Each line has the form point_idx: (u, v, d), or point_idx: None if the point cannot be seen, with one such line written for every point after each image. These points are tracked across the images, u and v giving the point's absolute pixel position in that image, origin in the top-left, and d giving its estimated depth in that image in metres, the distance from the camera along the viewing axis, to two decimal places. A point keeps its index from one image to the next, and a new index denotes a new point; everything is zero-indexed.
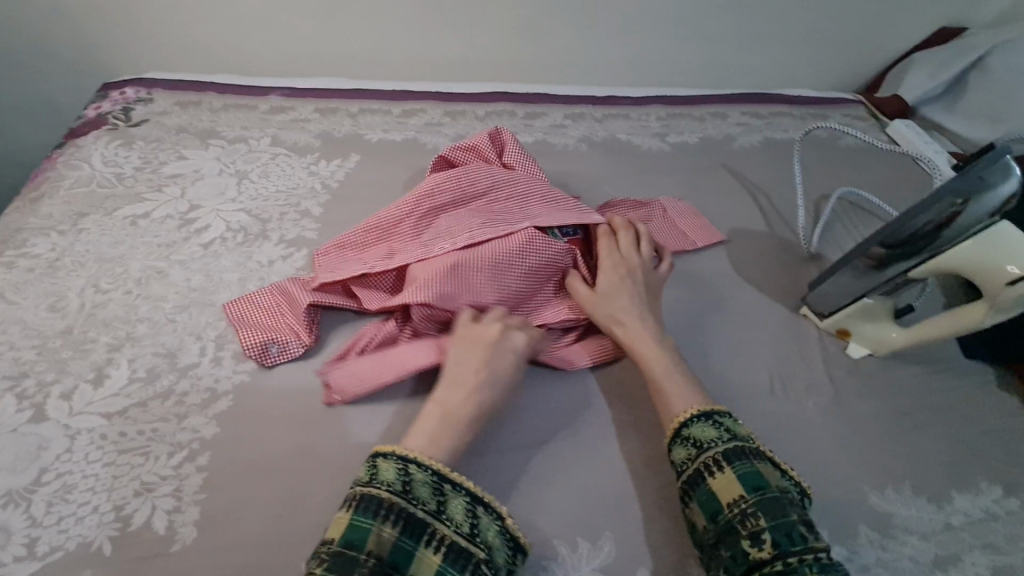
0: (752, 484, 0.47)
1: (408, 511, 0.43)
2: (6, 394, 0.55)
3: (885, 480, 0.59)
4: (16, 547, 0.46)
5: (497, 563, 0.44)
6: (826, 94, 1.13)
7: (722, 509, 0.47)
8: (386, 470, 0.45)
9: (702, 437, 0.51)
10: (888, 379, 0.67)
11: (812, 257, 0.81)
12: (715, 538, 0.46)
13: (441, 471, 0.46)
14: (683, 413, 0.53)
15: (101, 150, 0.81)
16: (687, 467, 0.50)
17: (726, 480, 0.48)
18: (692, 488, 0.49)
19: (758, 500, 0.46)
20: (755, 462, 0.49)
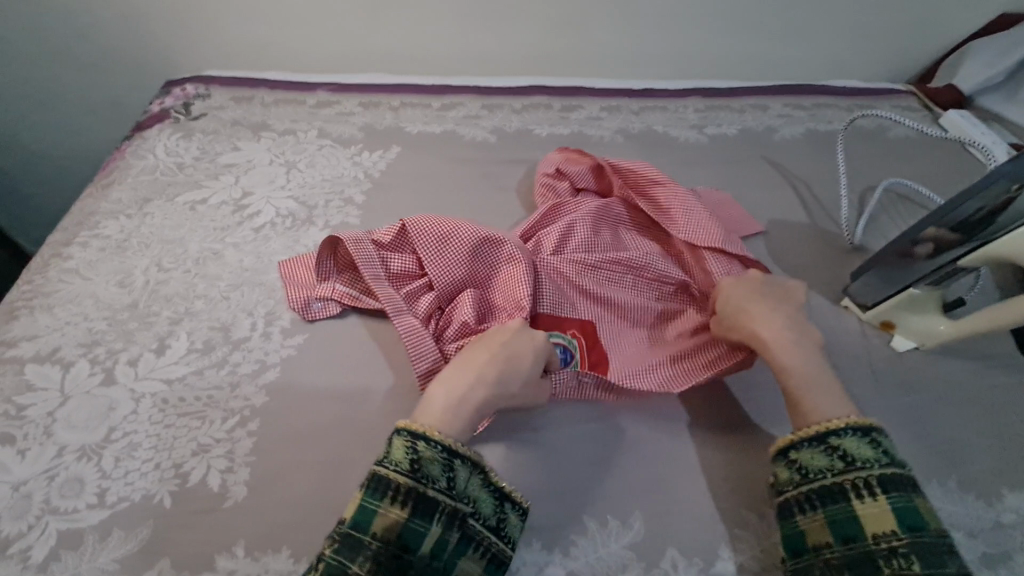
0: (907, 523, 0.46)
1: (416, 492, 0.46)
2: (81, 359, 0.59)
3: (929, 475, 0.57)
4: (89, 496, 0.50)
5: (483, 513, 0.48)
6: (874, 85, 1.09)
7: (863, 535, 0.46)
8: (431, 463, 0.47)
9: (858, 456, 0.49)
10: (935, 373, 0.65)
11: (855, 250, 0.79)
12: (845, 559, 0.46)
13: (448, 447, 0.48)
14: (840, 421, 0.51)
15: (164, 141, 0.87)
16: (824, 479, 0.49)
17: (878, 510, 0.47)
18: (828, 502, 0.48)
19: (912, 541, 0.45)
20: (913, 498, 0.47)
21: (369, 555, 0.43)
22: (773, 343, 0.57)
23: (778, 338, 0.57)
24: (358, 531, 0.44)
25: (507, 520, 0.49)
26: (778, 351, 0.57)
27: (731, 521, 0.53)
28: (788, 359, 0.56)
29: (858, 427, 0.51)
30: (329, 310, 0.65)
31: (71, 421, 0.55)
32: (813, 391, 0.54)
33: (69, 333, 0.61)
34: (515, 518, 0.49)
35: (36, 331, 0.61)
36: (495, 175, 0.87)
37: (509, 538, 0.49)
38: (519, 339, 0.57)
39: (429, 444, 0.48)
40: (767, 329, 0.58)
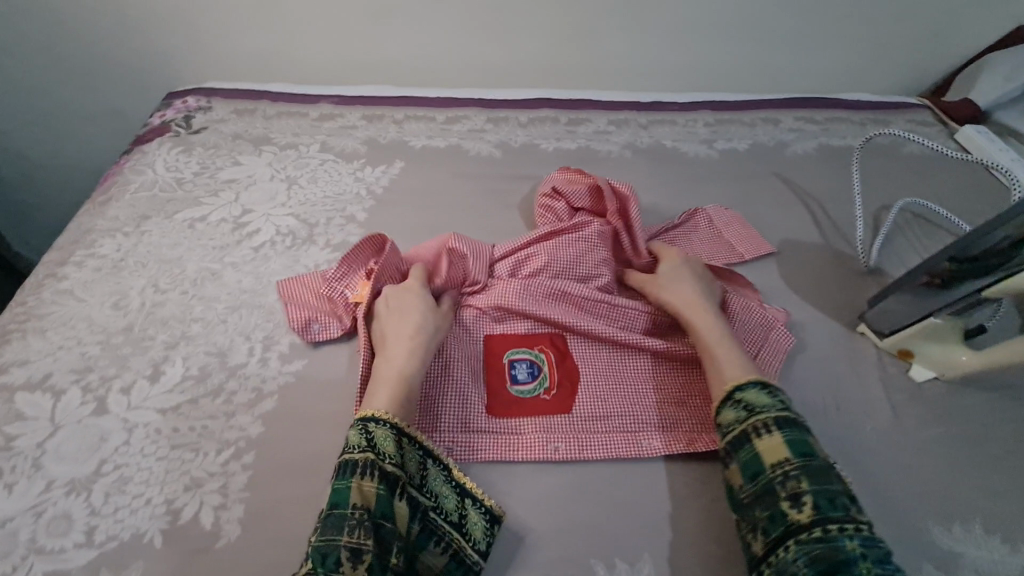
0: (800, 450, 0.48)
1: (378, 466, 0.48)
2: (72, 387, 0.58)
3: (952, 516, 0.54)
4: (77, 534, 0.48)
5: (446, 509, 0.50)
6: (887, 98, 1.07)
7: (764, 469, 0.48)
8: (385, 440, 0.50)
9: (756, 402, 0.52)
10: (955, 405, 0.62)
11: (870, 272, 0.77)
12: (752, 498, 0.48)
13: (401, 427, 0.51)
14: (737, 379, 0.55)
15: (164, 156, 0.85)
16: (733, 429, 0.52)
17: (773, 443, 0.49)
18: (735, 449, 0.51)
19: (802, 465, 0.47)
20: (804, 434, 0.50)
21: (353, 524, 0.45)
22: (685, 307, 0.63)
23: (690, 301, 0.63)
24: (335, 510, 0.45)
25: (468, 517, 0.50)
26: (703, 327, 0.61)
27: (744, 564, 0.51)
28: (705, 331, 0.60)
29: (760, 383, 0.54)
30: (329, 333, 0.63)
31: (60, 453, 0.53)
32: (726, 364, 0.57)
33: (61, 358, 0.60)
34: (476, 515, 0.50)
35: (28, 356, 0.60)
36: (500, 191, 0.85)
37: (470, 535, 0.49)
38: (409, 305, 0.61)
39: (379, 424, 0.50)
40: (678, 297, 0.64)
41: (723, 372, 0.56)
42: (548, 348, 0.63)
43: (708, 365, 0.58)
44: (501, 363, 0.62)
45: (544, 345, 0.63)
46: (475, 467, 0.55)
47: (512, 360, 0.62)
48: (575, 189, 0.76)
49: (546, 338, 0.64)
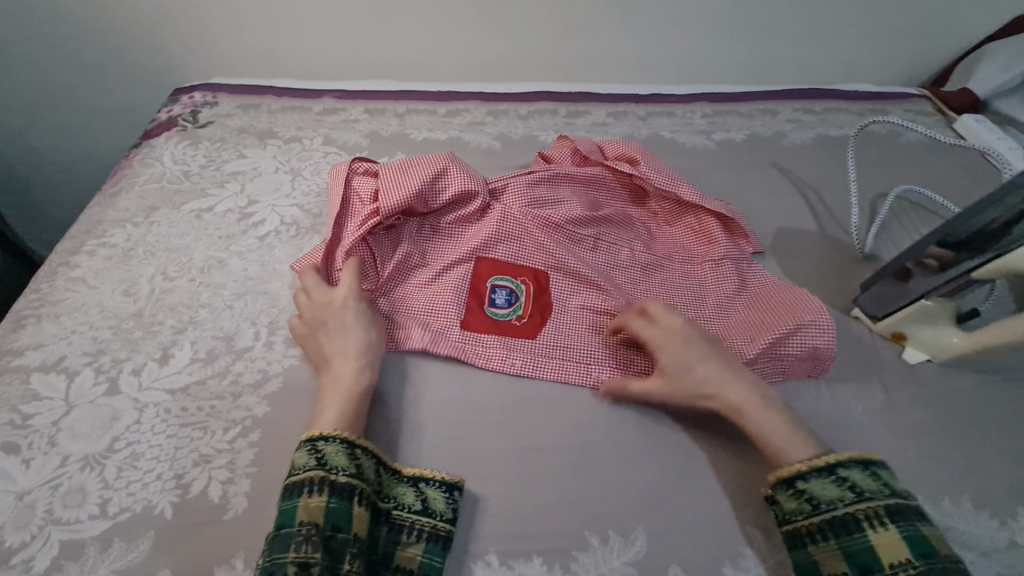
0: (920, 549, 0.44)
1: (330, 480, 0.47)
2: (85, 369, 0.60)
3: (942, 492, 0.55)
4: (91, 506, 0.50)
5: (405, 503, 0.51)
6: (886, 89, 1.08)
7: (877, 566, 0.44)
8: (335, 455, 0.48)
9: (865, 487, 0.47)
10: (948, 387, 0.63)
11: (865, 259, 0.78)
12: None
13: (349, 438, 0.50)
14: (799, 464, 0.50)
15: (172, 149, 0.87)
16: (836, 509, 0.47)
17: (888, 538, 0.45)
18: (837, 532, 0.46)
19: (925, 568, 0.43)
20: (921, 526, 0.45)
21: (302, 540, 0.43)
22: (736, 405, 0.55)
23: (738, 398, 0.55)
24: (282, 531, 0.44)
25: (428, 497, 0.51)
26: (735, 410, 0.55)
27: (734, 539, 0.52)
28: (746, 411, 0.54)
29: (859, 460, 0.49)
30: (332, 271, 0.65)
31: (74, 431, 0.55)
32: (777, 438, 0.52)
33: (75, 341, 0.62)
34: (434, 492, 0.51)
35: (43, 340, 0.62)
36: None
37: (435, 511, 0.50)
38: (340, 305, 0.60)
39: (330, 439, 0.49)
40: (726, 391, 0.55)
41: (783, 452, 0.52)
42: (530, 279, 0.67)
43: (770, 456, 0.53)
44: (483, 286, 0.66)
45: (527, 276, 0.67)
46: (476, 444, 0.57)
47: (494, 285, 0.66)
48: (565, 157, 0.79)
49: (531, 270, 0.67)
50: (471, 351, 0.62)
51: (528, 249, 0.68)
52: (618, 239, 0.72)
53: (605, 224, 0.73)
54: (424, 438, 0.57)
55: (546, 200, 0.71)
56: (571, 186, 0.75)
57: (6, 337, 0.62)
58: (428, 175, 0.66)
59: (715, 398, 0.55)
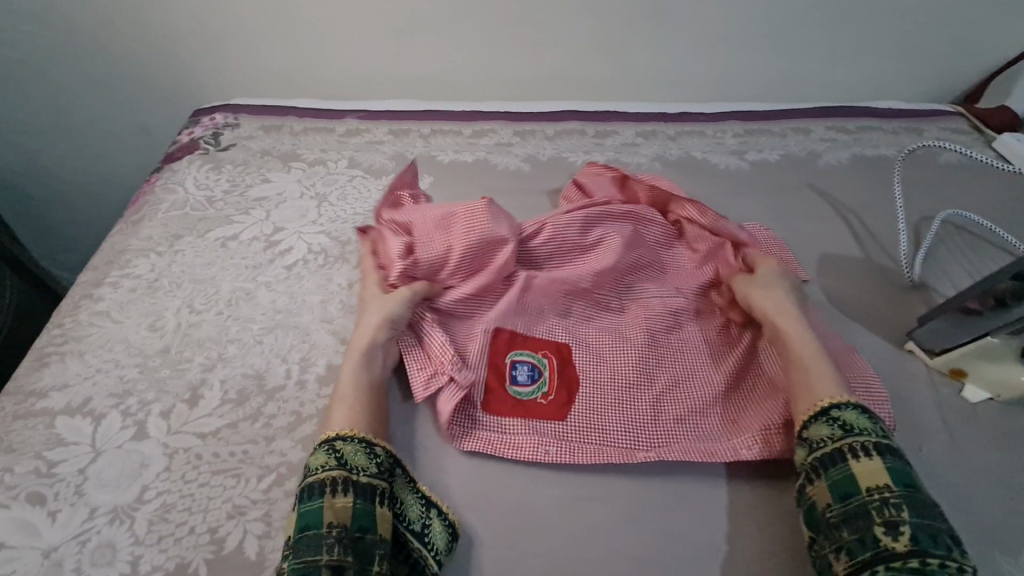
0: (902, 481, 0.47)
1: (352, 480, 0.48)
2: (112, 411, 0.57)
3: (1018, 544, 0.52)
4: (122, 564, 0.48)
5: (409, 517, 0.50)
6: (920, 106, 1.05)
7: (859, 491, 0.47)
8: (354, 454, 0.50)
9: (856, 424, 0.51)
10: (1013, 426, 0.60)
11: (914, 287, 0.75)
12: (842, 515, 0.47)
13: (367, 438, 0.51)
14: (832, 397, 0.53)
15: (194, 174, 0.85)
16: (825, 446, 0.51)
17: (873, 468, 0.48)
18: (826, 467, 0.50)
19: (905, 495, 0.46)
20: (906, 465, 0.49)
21: (330, 543, 0.44)
22: (792, 317, 0.61)
23: (787, 313, 0.62)
24: (305, 533, 0.45)
25: (432, 526, 0.50)
26: (792, 326, 0.60)
27: None
28: (793, 334, 0.59)
29: (857, 405, 0.53)
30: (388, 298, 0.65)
31: (102, 480, 0.52)
32: (811, 375, 0.56)
33: (100, 381, 0.59)
34: (439, 524, 0.50)
35: (67, 379, 0.59)
36: (528, 206, 0.83)
37: (433, 545, 0.48)
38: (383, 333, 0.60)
39: (347, 440, 0.50)
40: (788, 307, 0.62)
41: (815, 388, 0.54)
42: (552, 352, 0.62)
43: (795, 376, 0.56)
44: (502, 362, 0.61)
45: (546, 347, 0.62)
46: (523, 494, 0.54)
47: (514, 360, 0.61)
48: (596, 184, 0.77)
49: (554, 342, 0.63)
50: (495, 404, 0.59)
51: (550, 319, 0.64)
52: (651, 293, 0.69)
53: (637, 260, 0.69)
54: (469, 486, 0.54)
55: (576, 239, 0.69)
56: (603, 220, 0.70)
57: (29, 377, 0.60)
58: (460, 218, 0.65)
59: (780, 309, 0.62)
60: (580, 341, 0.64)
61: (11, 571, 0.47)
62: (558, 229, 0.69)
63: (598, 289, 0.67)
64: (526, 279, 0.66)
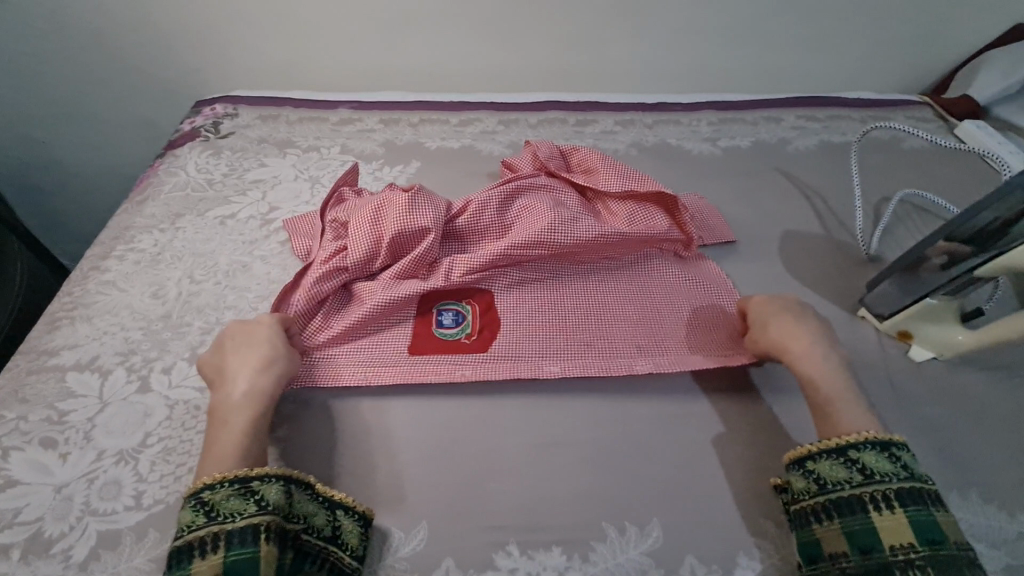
0: (926, 537, 0.46)
1: (225, 532, 0.45)
2: (118, 368, 0.62)
3: (950, 485, 0.57)
4: (127, 498, 0.52)
5: (315, 526, 0.50)
6: (886, 97, 1.10)
7: (880, 547, 0.47)
8: (226, 502, 0.47)
9: (877, 469, 0.50)
10: (954, 384, 0.65)
11: (871, 260, 0.79)
12: (860, 569, 0.47)
13: (239, 477, 0.48)
14: (856, 435, 0.52)
15: (195, 159, 0.90)
16: (844, 491, 0.49)
17: (895, 523, 0.47)
18: (846, 513, 0.49)
19: (929, 554, 0.46)
20: (931, 512, 0.48)
21: None
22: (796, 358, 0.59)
23: (792, 353, 0.59)
24: None
25: (342, 527, 0.51)
26: (800, 366, 0.58)
27: (748, 531, 0.53)
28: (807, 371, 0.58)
29: (877, 442, 0.51)
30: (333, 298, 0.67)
31: (109, 426, 0.57)
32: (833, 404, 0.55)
33: (107, 341, 0.64)
34: (349, 523, 0.51)
35: (77, 340, 0.64)
36: None
37: (345, 544, 0.50)
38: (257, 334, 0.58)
39: (217, 488, 0.47)
40: (798, 347, 0.59)
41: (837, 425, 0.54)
42: (475, 299, 0.69)
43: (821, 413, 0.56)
44: (433, 311, 0.68)
45: (473, 297, 0.69)
46: (495, 439, 0.59)
47: (442, 308, 0.68)
48: (545, 160, 0.81)
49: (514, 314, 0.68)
50: (466, 369, 0.63)
51: (512, 290, 0.70)
52: (607, 272, 0.73)
53: (603, 233, 0.70)
54: (445, 436, 0.59)
55: (535, 211, 0.72)
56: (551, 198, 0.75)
57: (41, 338, 0.65)
58: (416, 196, 0.69)
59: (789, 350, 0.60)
60: (542, 312, 0.69)
61: (27, 504, 0.52)
62: (492, 204, 0.72)
63: (557, 265, 0.73)
64: (487, 253, 0.68)
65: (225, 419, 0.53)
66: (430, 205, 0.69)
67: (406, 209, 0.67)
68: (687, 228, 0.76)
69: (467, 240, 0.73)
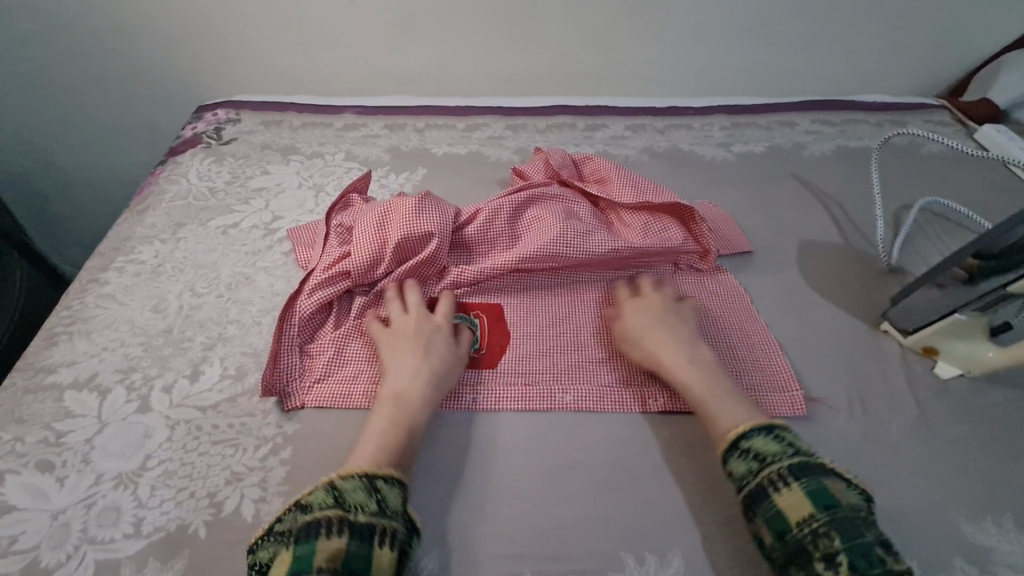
0: (823, 502, 0.46)
1: (350, 520, 0.44)
2: (117, 386, 0.60)
3: (982, 511, 0.54)
4: (126, 525, 0.50)
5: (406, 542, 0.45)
6: (903, 100, 1.07)
7: (789, 527, 0.46)
8: (354, 491, 0.46)
9: (766, 451, 0.50)
10: (982, 402, 0.62)
11: (892, 271, 0.77)
12: (784, 557, 0.45)
13: (370, 471, 0.47)
14: (735, 429, 0.53)
15: (197, 166, 0.88)
16: (748, 481, 0.49)
17: (795, 497, 0.47)
18: (756, 503, 0.48)
19: (830, 519, 0.45)
20: (823, 478, 0.47)
21: None
22: (669, 362, 0.60)
23: (665, 355, 0.61)
24: None
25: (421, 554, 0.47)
26: (679, 371, 0.59)
27: None
28: (684, 373, 0.59)
29: (761, 427, 0.52)
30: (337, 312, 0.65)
31: (108, 449, 0.55)
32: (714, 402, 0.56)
33: (106, 358, 0.62)
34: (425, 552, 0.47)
35: (75, 357, 0.62)
36: None
37: None
38: (426, 330, 0.61)
39: (348, 477, 0.47)
40: (664, 350, 0.61)
41: (719, 422, 0.55)
42: (484, 313, 0.67)
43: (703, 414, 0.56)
44: None
45: (480, 309, 0.67)
46: (506, 461, 0.56)
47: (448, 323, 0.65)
48: (556, 168, 0.80)
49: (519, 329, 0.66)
50: (473, 386, 0.61)
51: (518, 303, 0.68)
52: (615, 284, 0.71)
53: (609, 243, 0.68)
54: (454, 457, 0.57)
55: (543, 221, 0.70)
56: (562, 207, 0.73)
57: (38, 354, 0.63)
58: (422, 205, 0.67)
59: (656, 355, 0.61)
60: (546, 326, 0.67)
61: (22, 531, 0.50)
62: (502, 213, 0.71)
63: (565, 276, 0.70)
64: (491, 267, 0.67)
65: (402, 409, 0.55)
66: (436, 214, 0.67)
67: (411, 219, 0.65)
68: (702, 240, 0.74)
69: (475, 249, 0.71)
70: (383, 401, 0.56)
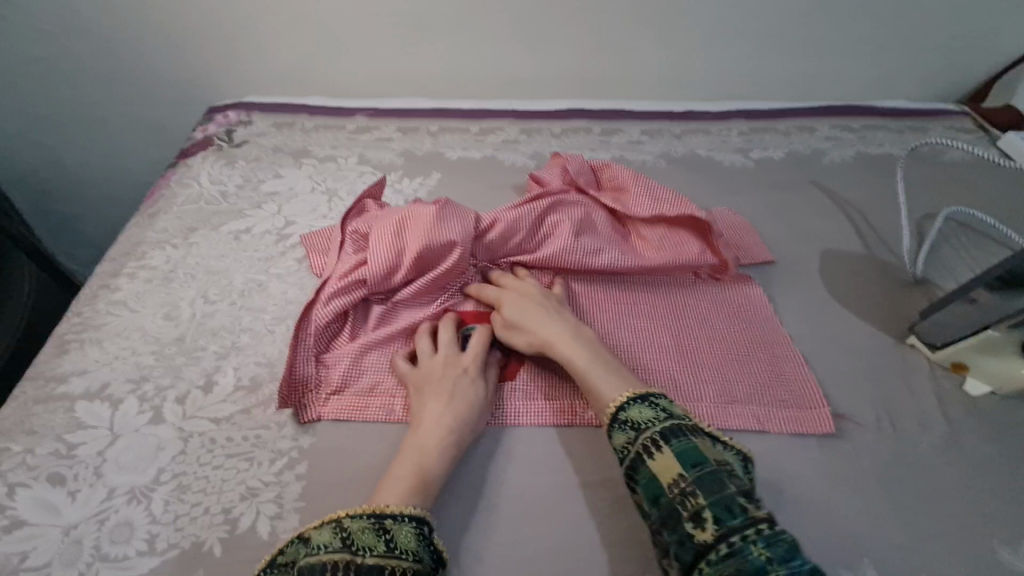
0: (690, 460, 0.45)
1: (355, 563, 0.42)
2: (129, 396, 0.59)
3: (1018, 535, 0.53)
4: (139, 542, 0.49)
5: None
6: (924, 106, 1.06)
7: (661, 490, 0.45)
8: (361, 533, 0.44)
9: (639, 419, 0.49)
10: (1013, 421, 0.61)
11: (917, 282, 0.75)
12: (659, 523, 0.44)
13: (377, 512, 0.46)
14: (617, 400, 0.52)
15: (208, 169, 0.87)
16: (626, 452, 0.48)
17: (664, 460, 0.46)
18: (635, 472, 0.47)
19: (695, 477, 0.44)
20: (692, 437, 0.47)
21: None
22: (553, 340, 0.59)
23: (552, 336, 0.59)
24: None
25: None
26: (560, 348, 0.58)
27: None
28: (565, 350, 0.58)
29: (637, 397, 0.52)
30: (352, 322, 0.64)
31: (120, 462, 0.54)
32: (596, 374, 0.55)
33: (118, 367, 0.61)
34: None
35: (86, 366, 0.61)
36: None
37: None
38: (453, 371, 0.58)
39: (354, 517, 0.45)
40: (545, 331, 0.60)
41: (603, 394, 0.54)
42: None
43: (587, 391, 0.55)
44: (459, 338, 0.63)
45: None
46: (527, 478, 0.55)
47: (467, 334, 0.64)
48: (573, 176, 0.78)
49: None
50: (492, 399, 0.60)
51: None
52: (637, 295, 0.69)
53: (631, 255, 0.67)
54: (474, 473, 0.55)
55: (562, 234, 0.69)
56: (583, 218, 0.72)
57: (49, 363, 0.61)
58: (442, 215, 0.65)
59: (538, 335, 0.60)
60: None
61: (33, 547, 0.48)
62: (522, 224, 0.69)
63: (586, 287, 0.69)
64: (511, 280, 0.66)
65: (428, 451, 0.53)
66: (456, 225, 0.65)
67: (431, 229, 0.64)
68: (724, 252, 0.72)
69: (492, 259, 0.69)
70: (410, 447, 0.53)
